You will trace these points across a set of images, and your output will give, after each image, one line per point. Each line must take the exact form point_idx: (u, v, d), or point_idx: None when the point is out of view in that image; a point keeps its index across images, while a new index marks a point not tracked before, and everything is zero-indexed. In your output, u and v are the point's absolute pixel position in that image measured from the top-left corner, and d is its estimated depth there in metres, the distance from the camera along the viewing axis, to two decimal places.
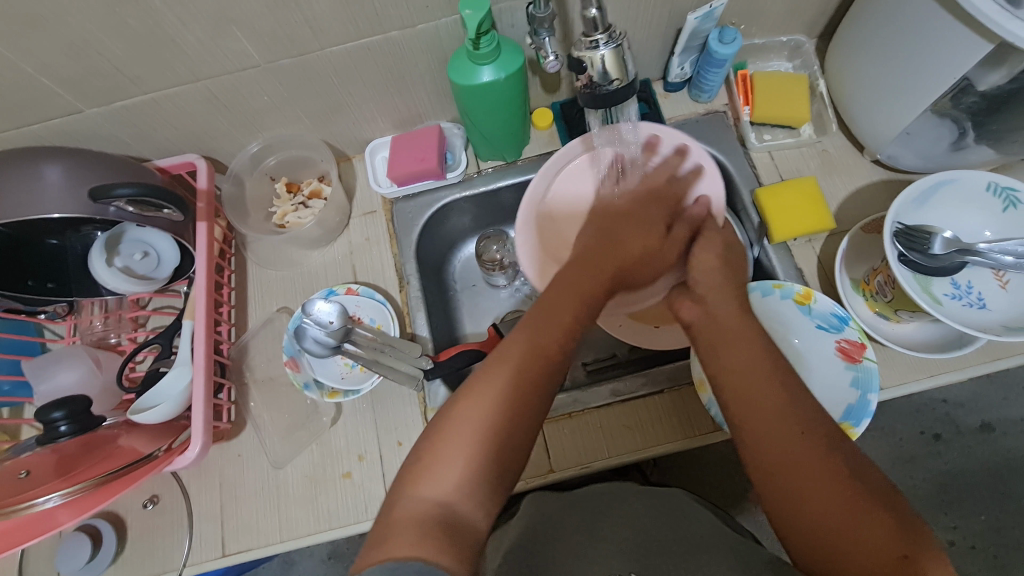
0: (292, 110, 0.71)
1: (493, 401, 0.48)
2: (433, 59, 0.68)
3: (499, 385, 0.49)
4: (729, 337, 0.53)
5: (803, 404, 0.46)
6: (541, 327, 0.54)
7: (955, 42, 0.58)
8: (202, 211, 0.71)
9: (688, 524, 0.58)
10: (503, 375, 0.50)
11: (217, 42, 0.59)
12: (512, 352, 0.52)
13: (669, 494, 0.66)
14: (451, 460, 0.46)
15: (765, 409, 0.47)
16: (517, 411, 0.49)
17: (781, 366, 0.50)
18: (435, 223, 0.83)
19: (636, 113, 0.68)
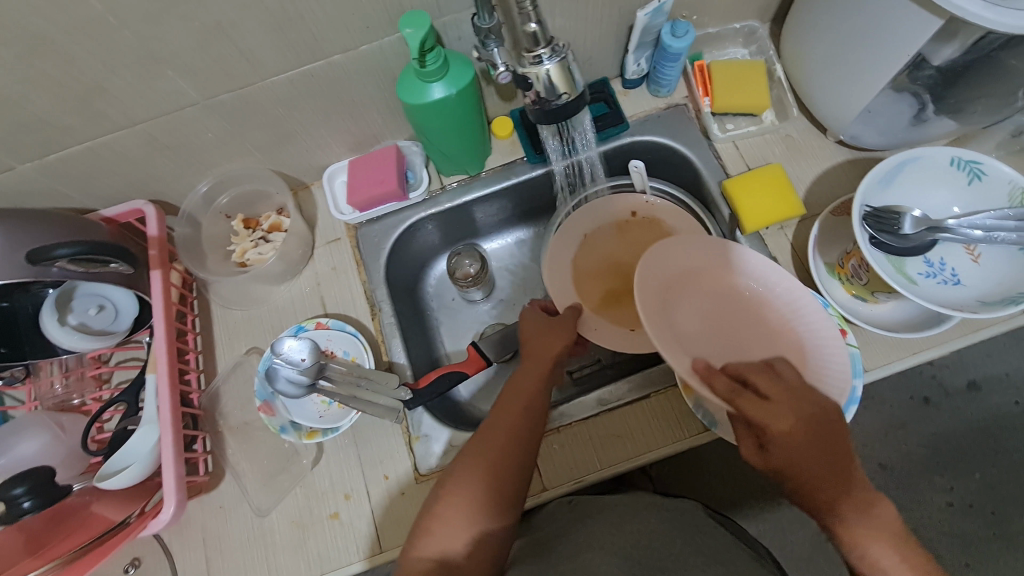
0: (240, 144, 0.69)
1: (476, 482, 0.53)
2: (381, 79, 0.66)
3: (478, 465, 0.54)
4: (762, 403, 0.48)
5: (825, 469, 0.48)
6: (507, 404, 0.58)
7: (906, 20, 0.58)
8: (155, 259, 0.68)
9: (697, 534, 0.62)
10: (483, 453, 0.55)
11: (150, 84, 0.56)
12: (485, 430, 0.57)
13: (685, 507, 0.67)
14: (452, 523, 0.52)
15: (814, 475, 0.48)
16: (499, 478, 0.54)
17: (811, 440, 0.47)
18: (403, 244, 0.80)
19: (589, 126, 0.72)
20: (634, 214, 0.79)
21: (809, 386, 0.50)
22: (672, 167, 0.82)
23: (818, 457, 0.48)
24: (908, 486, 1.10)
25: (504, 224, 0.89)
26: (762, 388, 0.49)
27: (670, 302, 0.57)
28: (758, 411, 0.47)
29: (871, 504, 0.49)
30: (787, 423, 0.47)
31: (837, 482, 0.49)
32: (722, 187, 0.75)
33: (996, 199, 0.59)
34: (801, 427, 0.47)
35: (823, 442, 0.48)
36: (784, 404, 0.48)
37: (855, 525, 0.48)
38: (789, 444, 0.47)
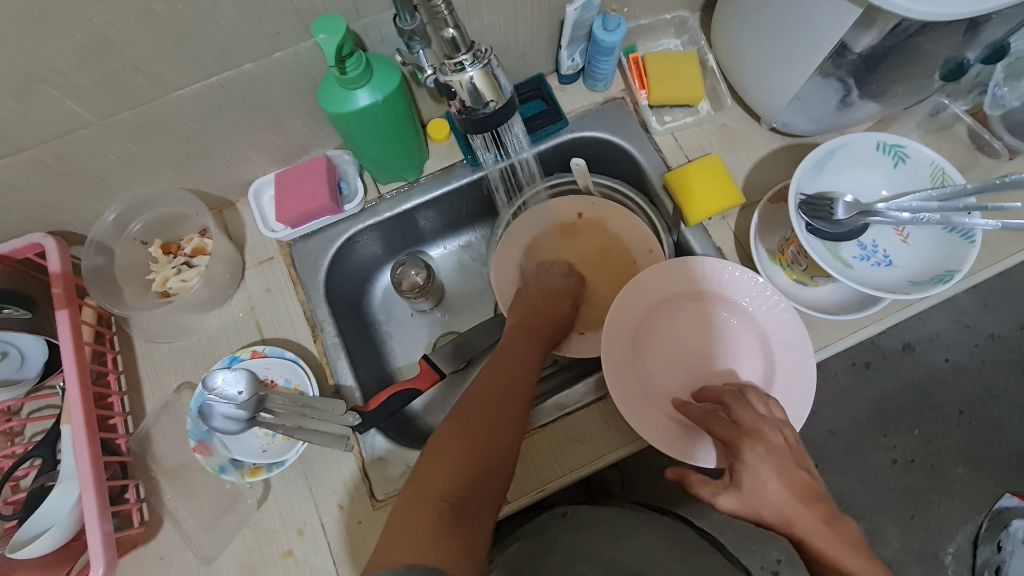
0: (149, 165, 0.63)
1: (477, 415, 0.53)
2: (301, 87, 0.62)
3: (479, 402, 0.54)
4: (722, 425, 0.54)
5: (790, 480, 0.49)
6: (511, 353, 0.62)
7: (828, 9, 0.58)
8: (60, 298, 0.61)
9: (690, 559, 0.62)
10: (478, 394, 0.55)
11: (32, 106, 0.50)
12: (481, 378, 0.58)
13: (680, 527, 0.69)
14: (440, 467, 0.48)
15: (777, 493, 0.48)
16: (499, 412, 0.54)
17: (777, 453, 0.50)
18: (343, 258, 0.76)
19: (521, 128, 0.68)
20: (581, 216, 0.79)
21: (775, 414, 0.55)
22: (615, 162, 0.82)
23: (777, 470, 0.49)
24: (856, 449, 1.15)
25: (449, 229, 0.86)
26: (732, 412, 0.55)
27: (638, 356, 0.65)
28: (726, 430, 0.54)
29: (834, 523, 0.48)
30: (750, 438, 0.51)
31: (796, 500, 0.48)
32: (664, 179, 0.74)
33: (920, 179, 0.61)
34: (767, 446, 0.51)
35: (782, 456, 0.50)
36: (751, 423, 0.53)
37: (816, 537, 0.48)
38: (759, 455, 0.50)
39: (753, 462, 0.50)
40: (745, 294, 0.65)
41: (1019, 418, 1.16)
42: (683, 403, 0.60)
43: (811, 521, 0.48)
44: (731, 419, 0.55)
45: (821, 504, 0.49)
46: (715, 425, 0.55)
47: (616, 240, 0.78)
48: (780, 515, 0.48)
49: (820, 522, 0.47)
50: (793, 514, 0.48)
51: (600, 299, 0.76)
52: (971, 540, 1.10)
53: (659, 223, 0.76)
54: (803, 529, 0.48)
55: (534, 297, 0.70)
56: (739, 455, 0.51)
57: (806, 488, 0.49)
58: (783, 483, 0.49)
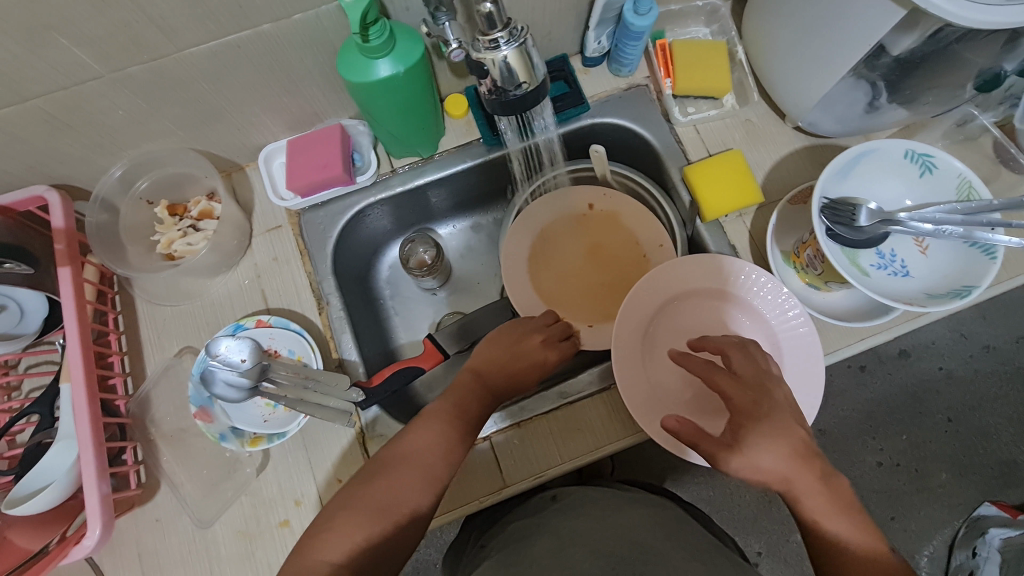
0: (157, 123, 0.61)
1: (396, 481, 0.51)
2: (320, 52, 0.59)
3: (400, 464, 0.52)
4: (726, 382, 0.54)
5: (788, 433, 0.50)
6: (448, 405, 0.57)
7: (869, 8, 0.56)
8: (62, 254, 0.60)
9: (680, 529, 0.60)
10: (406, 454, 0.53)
11: (40, 55, 0.48)
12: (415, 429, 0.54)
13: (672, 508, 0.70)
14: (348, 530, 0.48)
15: (778, 442, 0.49)
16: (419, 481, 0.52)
17: (777, 412, 0.51)
18: (352, 231, 0.75)
19: (551, 114, 0.67)
20: (592, 208, 0.78)
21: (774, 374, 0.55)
22: (633, 150, 0.80)
23: (776, 432, 0.50)
24: (844, 450, 1.17)
25: (460, 208, 0.84)
26: (734, 369, 0.55)
27: (650, 350, 0.65)
28: (727, 388, 0.53)
29: (829, 489, 0.49)
30: (751, 399, 0.52)
31: (796, 457, 0.49)
32: (682, 172, 0.73)
33: (945, 191, 0.60)
34: (767, 405, 0.51)
35: (780, 418, 0.51)
36: (751, 383, 0.53)
37: (809, 493, 0.49)
38: (761, 415, 0.51)
39: (752, 422, 0.50)
40: (762, 295, 0.64)
41: (1008, 429, 1.17)
42: (689, 357, 0.58)
43: (807, 480, 0.48)
44: (729, 376, 0.54)
45: (817, 462, 0.49)
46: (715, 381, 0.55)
47: (627, 233, 0.77)
48: (781, 475, 0.49)
49: (815, 478, 0.49)
50: (794, 469, 0.49)
51: (609, 292, 0.76)
52: (947, 544, 1.13)
53: (674, 217, 0.75)
54: (802, 484, 0.49)
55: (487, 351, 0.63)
56: (740, 412, 0.52)
57: (802, 446, 0.49)
58: (781, 442, 0.49)
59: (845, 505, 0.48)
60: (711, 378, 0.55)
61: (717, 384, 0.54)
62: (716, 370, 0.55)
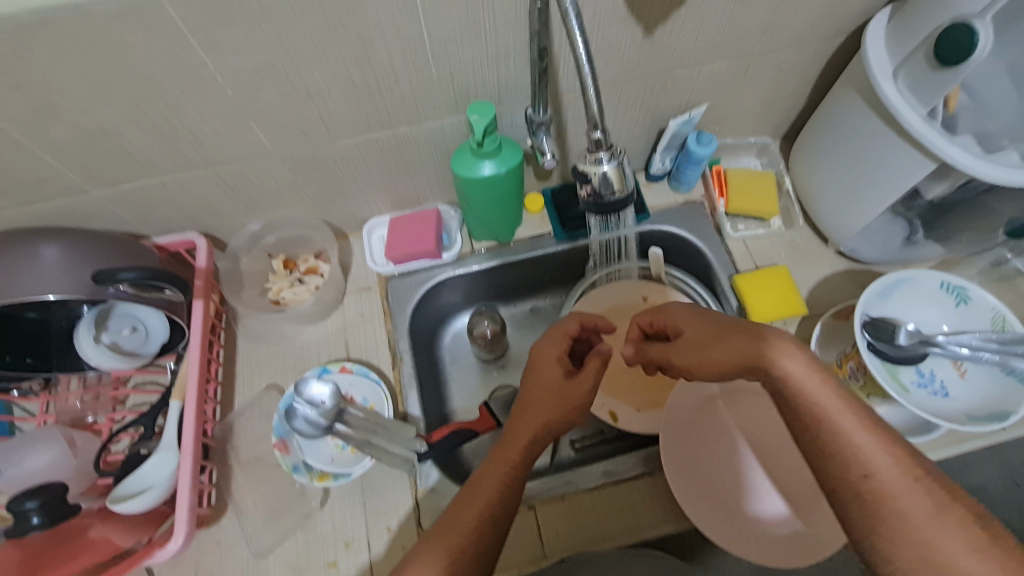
0: (295, 194, 0.74)
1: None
2: (436, 151, 0.73)
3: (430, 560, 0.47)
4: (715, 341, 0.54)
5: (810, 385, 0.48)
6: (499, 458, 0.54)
7: (903, 161, 0.66)
8: (199, 289, 0.72)
9: None
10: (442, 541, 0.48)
11: (234, 135, 0.62)
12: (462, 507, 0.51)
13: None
14: None
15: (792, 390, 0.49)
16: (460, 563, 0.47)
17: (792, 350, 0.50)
18: (428, 299, 0.84)
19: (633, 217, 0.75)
20: (645, 299, 0.85)
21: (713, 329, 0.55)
22: (686, 257, 0.88)
23: (830, 395, 0.47)
24: None
25: (523, 292, 0.93)
26: (750, 324, 0.53)
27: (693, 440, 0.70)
28: (731, 350, 0.52)
29: (896, 444, 0.45)
30: (800, 358, 0.49)
31: (847, 431, 0.46)
32: (732, 280, 0.81)
33: (981, 321, 0.66)
34: (809, 357, 0.49)
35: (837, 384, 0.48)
36: (785, 337, 0.51)
37: (876, 470, 0.44)
38: (788, 374, 0.49)
39: (787, 385, 0.48)
40: None
41: None
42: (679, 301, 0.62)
43: (881, 452, 0.44)
44: (721, 339, 0.53)
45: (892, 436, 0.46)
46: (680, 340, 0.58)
47: None
48: (826, 454, 0.46)
49: (894, 447, 0.45)
50: (856, 436, 0.45)
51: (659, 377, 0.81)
52: None
53: None
54: (863, 464, 0.44)
55: (533, 364, 0.61)
56: (775, 367, 0.49)
57: (872, 420, 0.46)
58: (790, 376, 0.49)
59: (915, 475, 0.43)
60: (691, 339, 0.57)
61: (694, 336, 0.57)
62: (696, 333, 0.56)
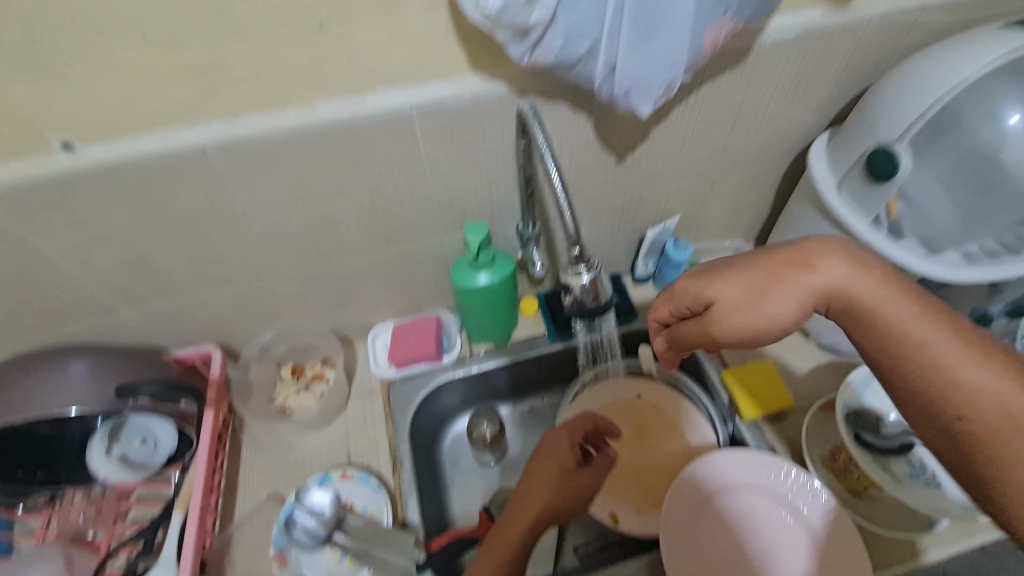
0: (307, 306, 0.81)
1: None
2: (437, 264, 0.80)
3: None
4: (770, 294, 0.50)
5: (909, 311, 0.47)
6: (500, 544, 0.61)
7: None
8: (211, 399, 0.76)
9: None
10: None
11: (256, 257, 0.70)
12: None
13: None
14: None
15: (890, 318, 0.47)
16: None
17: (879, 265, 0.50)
18: (428, 402, 0.86)
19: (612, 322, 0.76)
20: (639, 397, 0.89)
21: (758, 285, 0.51)
22: None
23: (919, 320, 0.47)
24: None
25: (519, 393, 0.96)
26: (790, 252, 0.52)
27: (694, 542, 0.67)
28: (782, 289, 0.50)
29: (1006, 367, 0.43)
30: (871, 280, 0.49)
31: (940, 357, 0.45)
32: (721, 375, 0.84)
33: None
34: (876, 273, 0.49)
35: (929, 307, 0.47)
36: (835, 253, 0.51)
37: (979, 398, 0.42)
38: (856, 298, 0.49)
39: (864, 311, 0.49)
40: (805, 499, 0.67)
41: None
42: (688, 272, 0.56)
43: (984, 382, 0.42)
44: (760, 284, 0.51)
45: (1000, 356, 0.44)
46: (722, 310, 0.51)
47: (668, 424, 0.86)
48: (918, 386, 0.45)
49: (1001, 371, 0.43)
50: (952, 363, 0.44)
51: (655, 473, 0.82)
52: None
53: (715, 414, 0.83)
54: (955, 405, 0.43)
55: (542, 450, 0.68)
56: (859, 298, 0.49)
57: (982, 348, 0.44)
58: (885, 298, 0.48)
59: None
60: (725, 305, 0.51)
61: (738, 300, 0.51)
62: (736, 295, 0.51)
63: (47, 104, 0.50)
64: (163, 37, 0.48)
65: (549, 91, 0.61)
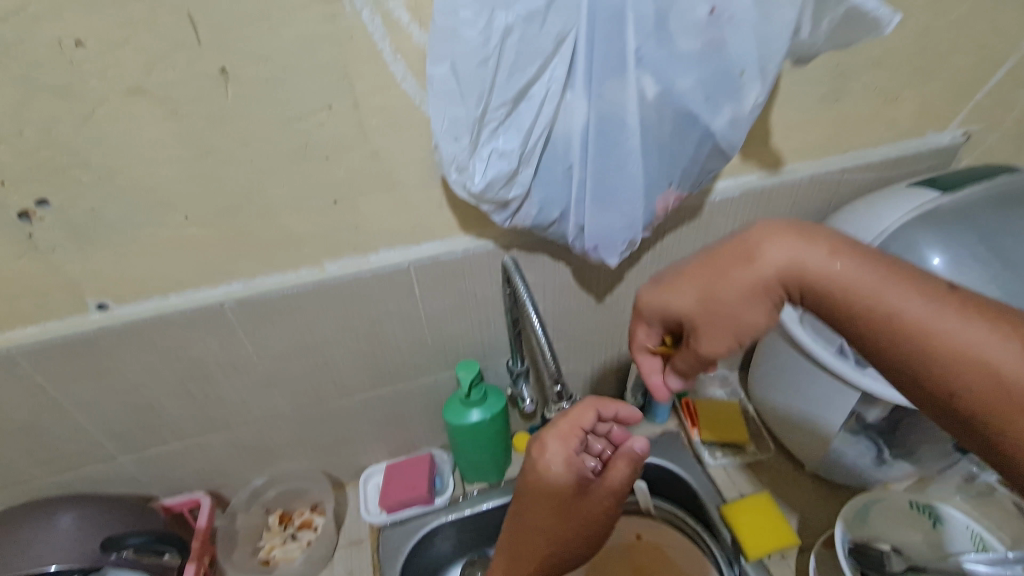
0: (301, 449, 0.82)
1: None
2: (431, 401, 0.83)
3: None
4: (732, 283, 0.45)
5: (869, 276, 0.41)
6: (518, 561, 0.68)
7: (834, 390, 0.75)
8: (194, 551, 0.74)
9: None
10: None
11: (257, 401, 0.73)
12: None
13: None
14: None
15: (861, 284, 0.41)
16: None
17: (826, 232, 0.43)
18: (420, 549, 0.82)
19: None
20: (639, 538, 0.92)
21: (704, 288, 0.46)
22: (674, 487, 0.90)
23: (891, 286, 0.40)
24: None
25: None
26: (730, 246, 0.46)
27: None
28: (732, 293, 0.45)
29: (988, 321, 0.37)
30: (823, 255, 0.42)
31: (923, 323, 0.38)
32: (721, 512, 0.82)
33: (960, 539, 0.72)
34: (826, 244, 0.42)
35: (894, 268, 0.41)
36: (779, 236, 0.44)
37: (969, 367, 0.36)
38: (820, 279, 0.42)
39: (829, 287, 0.42)
40: None
41: None
42: (643, 287, 0.52)
43: (971, 346, 0.37)
44: (711, 295, 0.46)
45: (984, 309, 0.38)
46: (693, 320, 0.48)
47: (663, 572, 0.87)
48: (905, 366, 0.40)
49: (989, 332, 0.37)
50: (937, 330, 0.38)
51: None
52: None
53: (722, 556, 0.81)
54: (950, 387, 0.37)
55: (538, 461, 0.63)
56: (815, 273, 0.42)
57: (964, 305, 0.38)
58: (843, 264, 0.41)
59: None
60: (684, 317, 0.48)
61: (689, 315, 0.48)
62: (689, 310, 0.48)
63: (91, 273, 0.58)
64: (202, 217, 0.57)
65: (528, 246, 0.70)
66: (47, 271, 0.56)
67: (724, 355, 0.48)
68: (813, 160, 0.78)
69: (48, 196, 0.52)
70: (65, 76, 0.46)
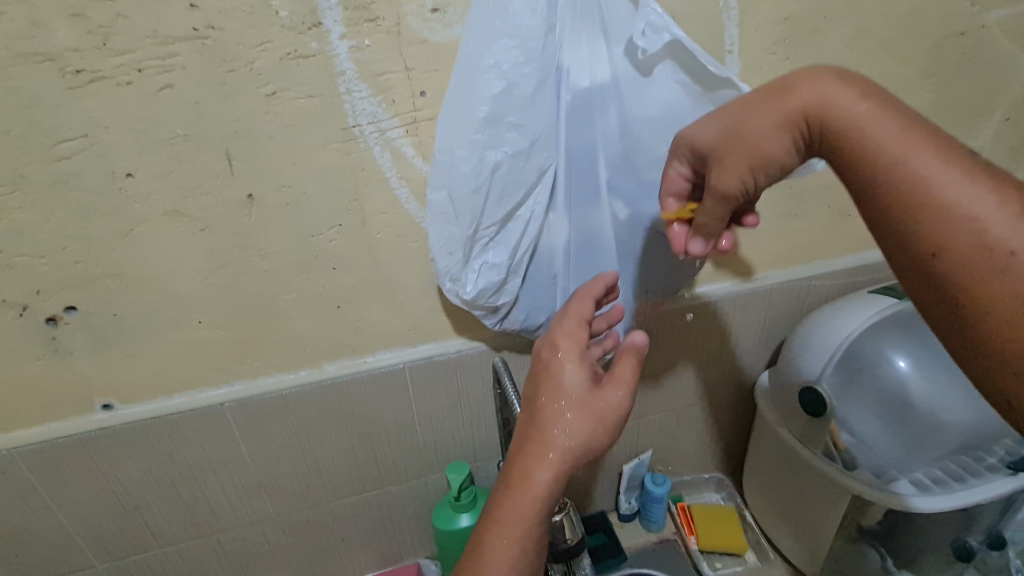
0: (284, 557, 0.79)
1: None
2: (420, 506, 0.82)
3: None
4: (755, 123, 0.43)
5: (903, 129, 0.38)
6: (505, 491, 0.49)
7: (828, 492, 0.76)
8: None
9: None
10: None
11: (244, 504, 0.73)
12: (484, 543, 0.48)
13: None
14: None
15: (885, 139, 0.38)
16: None
17: (873, 85, 0.41)
18: None
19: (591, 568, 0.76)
20: None
21: (735, 120, 0.44)
22: None
23: (907, 137, 0.37)
24: None
25: None
26: (766, 85, 0.44)
27: None
28: (760, 120, 0.43)
29: (997, 182, 0.34)
30: (853, 94, 0.40)
31: (921, 177, 0.36)
32: None
33: None
34: (858, 85, 0.40)
35: (922, 123, 0.38)
36: (818, 75, 0.42)
37: (962, 231, 0.34)
38: (843, 115, 0.40)
39: (850, 126, 0.39)
40: None
41: None
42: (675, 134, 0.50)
43: (962, 200, 0.34)
44: (744, 124, 0.44)
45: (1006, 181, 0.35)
46: (711, 151, 0.46)
47: None
48: (894, 220, 0.37)
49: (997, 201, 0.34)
50: (931, 182, 0.35)
51: None
52: None
53: None
54: (932, 244, 0.35)
55: (544, 360, 0.51)
56: (838, 116, 0.40)
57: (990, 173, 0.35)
58: (880, 112, 0.39)
59: (1002, 247, 0.33)
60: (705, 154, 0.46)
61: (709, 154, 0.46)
62: (710, 142, 0.46)
63: (102, 374, 0.61)
64: (212, 321, 0.61)
65: (518, 348, 0.73)
66: (62, 373, 0.60)
67: (740, 192, 0.45)
68: (784, 267, 0.82)
69: (76, 304, 0.57)
70: (112, 202, 0.53)
